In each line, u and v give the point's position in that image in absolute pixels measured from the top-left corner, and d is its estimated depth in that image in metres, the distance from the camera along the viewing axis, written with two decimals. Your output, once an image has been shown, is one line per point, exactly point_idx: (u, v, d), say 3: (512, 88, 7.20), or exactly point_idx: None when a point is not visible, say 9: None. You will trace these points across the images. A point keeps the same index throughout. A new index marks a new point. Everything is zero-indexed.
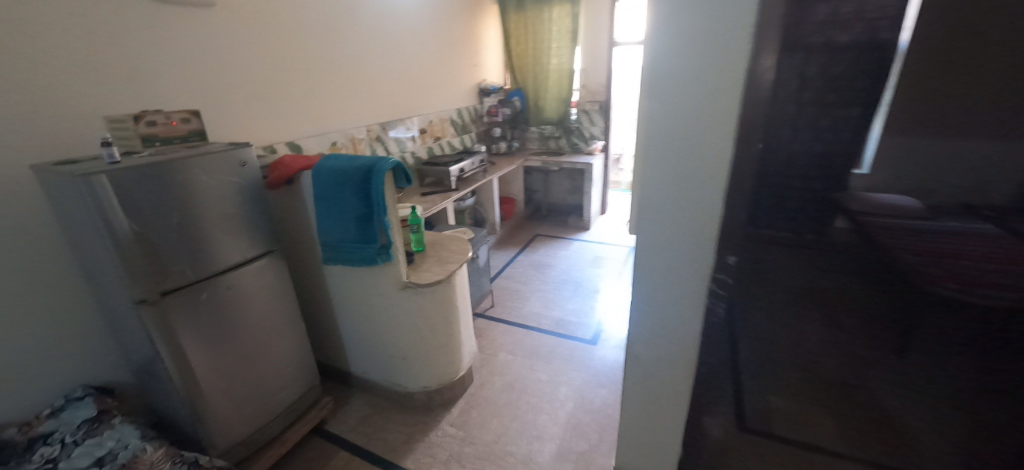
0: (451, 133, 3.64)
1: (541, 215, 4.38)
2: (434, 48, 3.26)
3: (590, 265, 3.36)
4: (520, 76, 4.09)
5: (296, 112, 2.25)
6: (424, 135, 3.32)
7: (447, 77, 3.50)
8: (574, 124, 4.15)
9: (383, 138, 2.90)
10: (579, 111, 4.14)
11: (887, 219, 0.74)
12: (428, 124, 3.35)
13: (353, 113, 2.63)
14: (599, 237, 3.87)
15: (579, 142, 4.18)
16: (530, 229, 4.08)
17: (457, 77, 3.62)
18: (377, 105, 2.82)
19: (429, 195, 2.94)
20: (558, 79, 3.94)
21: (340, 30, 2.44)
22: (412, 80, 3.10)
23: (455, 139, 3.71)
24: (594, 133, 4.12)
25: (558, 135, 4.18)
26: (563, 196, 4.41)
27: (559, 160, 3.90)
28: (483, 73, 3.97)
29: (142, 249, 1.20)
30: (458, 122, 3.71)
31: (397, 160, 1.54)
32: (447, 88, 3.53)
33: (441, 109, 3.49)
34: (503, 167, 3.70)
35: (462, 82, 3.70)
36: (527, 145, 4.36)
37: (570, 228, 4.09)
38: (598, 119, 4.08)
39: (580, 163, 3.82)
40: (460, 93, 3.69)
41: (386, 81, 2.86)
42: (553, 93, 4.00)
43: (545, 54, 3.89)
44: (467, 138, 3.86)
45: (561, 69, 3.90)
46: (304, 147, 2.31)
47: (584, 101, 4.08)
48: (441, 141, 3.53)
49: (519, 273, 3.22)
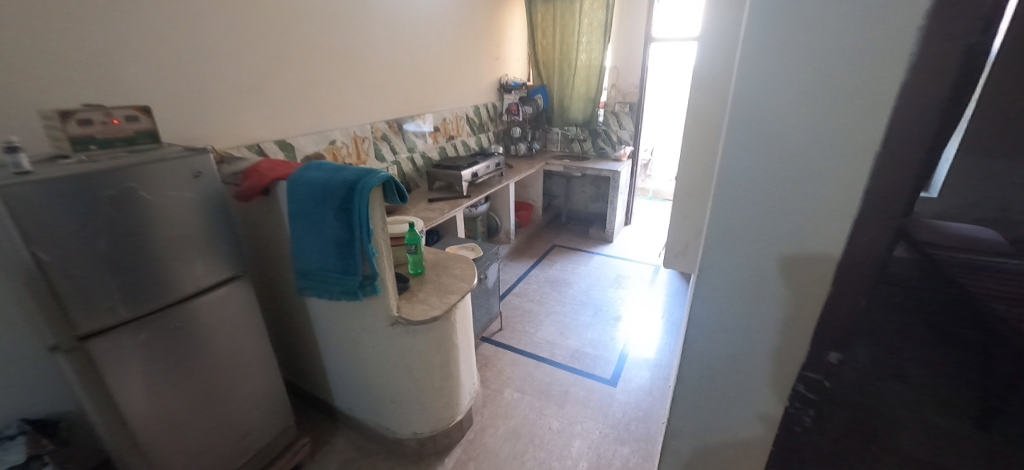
0: (467, 131, 3.35)
1: (561, 222, 4.06)
2: (452, 39, 2.97)
3: (612, 285, 3.03)
4: (545, 71, 3.75)
5: (290, 107, 2.00)
6: (437, 134, 3.04)
7: (465, 71, 3.20)
8: (601, 127, 3.80)
9: (390, 136, 2.63)
10: (608, 113, 3.78)
11: (962, 256, 0.44)
12: (442, 122, 3.07)
13: (357, 109, 2.37)
14: (623, 252, 3.53)
15: (606, 147, 3.83)
16: (548, 238, 3.77)
17: (476, 72, 3.32)
18: (386, 102, 2.55)
19: (437, 202, 2.66)
20: (586, 77, 3.60)
21: (343, 14, 2.16)
22: (425, 75, 2.81)
23: (471, 139, 3.42)
24: (623, 137, 3.76)
25: (583, 138, 3.84)
26: (585, 203, 4.08)
27: (583, 165, 3.57)
28: (504, 68, 3.65)
29: (56, 285, 0.96)
30: (475, 120, 3.42)
31: (389, 174, 1.26)
32: (465, 84, 3.23)
33: (457, 107, 3.20)
34: (522, 172, 3.38)
35: (482, 77, 3.40)
36: (549, 147, 4.04)
37: (591, 239, 3.75)
38: (628, 122, 3.72)
39: (606, 170, 3.47)
40: (479, 90, 3.40)
41: (396, 75, 2.58)
42: (580, 92, 3.66)
43: (574, 49, 3.55)
44: (484, 139, 3.57)
45: (590, 67, 3.56)
46: (297, 146, 2.06)
47: (613, 101, 3.72)
48: (455, 141, 3.24)
49: (532, 291, 2.91)
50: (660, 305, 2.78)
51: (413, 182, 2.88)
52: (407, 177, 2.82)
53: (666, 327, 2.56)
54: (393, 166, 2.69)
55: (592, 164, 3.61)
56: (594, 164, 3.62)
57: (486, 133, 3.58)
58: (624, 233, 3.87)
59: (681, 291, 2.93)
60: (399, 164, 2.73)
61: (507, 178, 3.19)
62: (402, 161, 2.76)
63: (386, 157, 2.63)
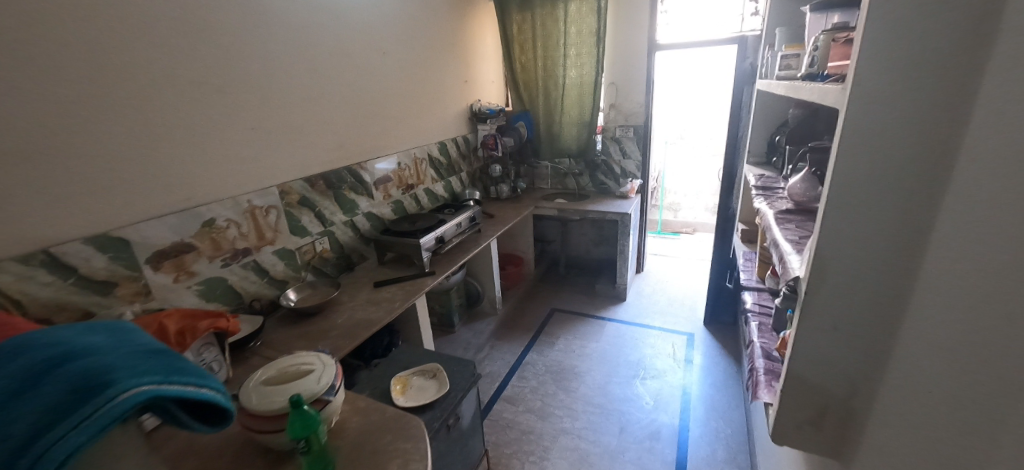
0: (431, 177, 2.59)
1: (557, 275, 3.26)
2: (401, 61, 2.25)
3: (635, 370, 2.23)
4: (527, 94, 3.04)
5: (116, 181, 1.23)
6: (389, 185, 2.26)
7: (424, 101, 2.46)
8: (600, 156, 3.05)
9: (314, 199, 1.85)
10: (605, 139, 3.02)
11: None
12: (395, 169, 2.30)
13: (253, 167, 1.59)
14: (641, 313, 2.73)
15: (607, 181, 3.09)
16: (544, 300, 2.97)
17: (439, 101, 2.59)
18: (305, 152, 1.79)
19: (387, 285, 1.87)
20: (577, 98, 2.89)
21: (211, 32, 1.41)
22: (366, 110, 2.07)
23: (438, 186, 2.66)
24: (627, 168, 3.00)
25: (578, 172, 3.11)
26: (587, 249, 3.33)
27: (582, 208, 2.81)
28: (476, 93, 2.94)
29: None
30: (441, 162, 2.66)
31: (165, 376, 0.59)
32: (426, 117, 2.49)
33: (417, 147, 2.44)
34: (506, 223, 2.61)
35: (449, 108, 2.69)
36: (538, 185, 3.29)
37: (599, 297, 2.94)
38: (632, 150, 2.95)
39: (612, 212, 2.71)
40: (445, 123, 2.66)
41: (320, 114, 1.83)
42: (573, 117, 2.95)
43: (560, 65, 2.86)
44: (454, 183, 2.81)
45: (582, 85, 2.86)
46: (136, 240, 1.28)
47: (614, 125, 2.98)
48: (416, 190, 2.47)
49: (528, 394, 2.11)
50: (707, 404, 1.98)
51: (357, 255, 2.09)
52: (346, 250, 2.02)
53: (726, 448, 1.74)
54: (324, 238, 1.91)
55: (592, 205, 2.86)
56: (596, 204, 2.87)
57: (457, 176, 2.83)
58: (638, 285, 3.09)
59: (732, 376, 2.12)
60: (332, 234, 1.95)
61: (487, 234, 2.41)
62: (337, 230, 1.97)
63: (310, 228, 1.84)
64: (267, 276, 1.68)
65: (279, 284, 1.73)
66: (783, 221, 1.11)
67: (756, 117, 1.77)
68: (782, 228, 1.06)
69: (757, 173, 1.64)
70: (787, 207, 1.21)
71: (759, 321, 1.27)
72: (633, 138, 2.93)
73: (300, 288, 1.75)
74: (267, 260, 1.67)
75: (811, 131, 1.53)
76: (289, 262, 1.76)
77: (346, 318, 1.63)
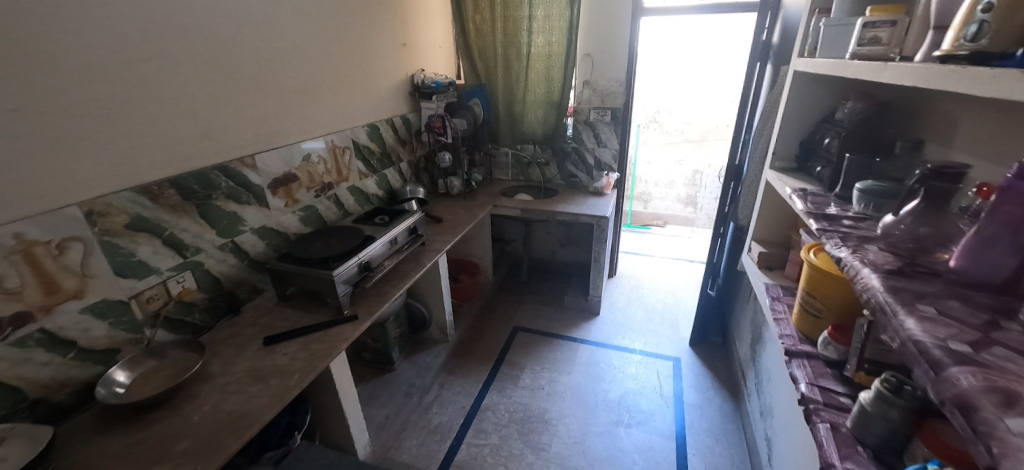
0: (358, 171, 1.97)
1: (519, 282, 2.79)
2: (304, 10, 1.58)
3: (619, 413, 1.84)
4: (482, 64, 2.44)
5: None
6: (294, 186, 1.62)
7: (345, 70, 1.81)
8: (570, 143, 2.53)
9: (163, 218, 1.20)
10: (576, 122, 2.49)
11: None
12: (303, 162, 1.65)
13: (22, 176, 0.93)
14: (617, 331, 2.34)
15: (579, 173, 2.59)
16: (504, 315, 2.49)
17: (368, 71, 1.95)
18: (136, 146, 1.13)
19: (286, 340, 1.29)
20: (545, 71, 2.35)
21: None
22: (251, 81, 1.42)
23: (369, 181, 2.05)
24: (602, 158, 2.51)
25: (544, 162, 2.60)
26: (552, 250, 2.88)
27: (550, 209, 2.30)
28: (417, 60, 2.31)
29: None
30: (372, 149, 2.04)
31: None
32: (349, 91, 1.85)
33: (337, 132, 1.81)
34: (460, 229, 2.05)
35: (382, 80, 2.06)
36: (496, 175, 2.75)
37: (568, 311, 2.51)
38: (608, 136, 2.46)
39: (587, 215, 2.22)
40: (376, 99, 2.03)
41: (162, 87, 1.17)
42: (540, 94, 2.41)
43: (525, 29, 2.29)
44: (391, 176, 2.20)
45: (551, 56, 2.31)
46: None
47: (588, 106, 2.44)
48: (337, 190, 1.85)
49: (488, 458, 1.66)
50: (705, 460, 1.63)
51: (245, 289, 1.48)
52: (227, 285, 1.41)
53: None
54: (185, 274, 1.28)
55: (562, 203, 2.37)
56: (567, 202, 2.39)
57: (394, 167, 2.22)
58: (610, 293, 2.69)
59: (730, 418, 1.80)
60: (200, 266, 1.32)
61: (434, 247, 1.86)
62: (208, 259, 1.34)
63: (156, 262, 1.20)
64: (74, 348, 1.05)
65: (101, 356, 1.11)
66: (910, 298, 0.69)
67: (787, 110, 1.34)
68: (922, 319, 0.63)
69: (794, 187, 1.22)
70: (889, 263, 0.80)
71: (830, 424, 0.89)
72: (611, 122, 2.42)
73: (140, 359, 1.14)
74: (71, 325, 1.04)
75: (873, 133, 1.12)
76: (119, 320, 1.13)
77: (209, 411, 1.05)
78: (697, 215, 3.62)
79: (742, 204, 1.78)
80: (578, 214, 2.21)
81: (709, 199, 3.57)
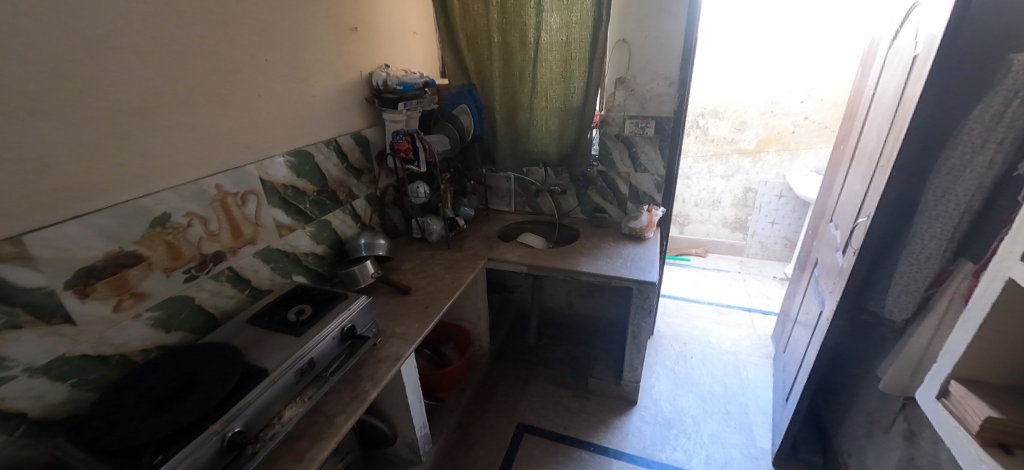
0: (278, 224, 1.28)
1: (525, 349, 2.08)
2: None
3: None
4: (471, 56, 1.73)
5: None
6: (133, 274, 0.94)
7: (245, 70, 1.12)
8: (596, 166, 1.82)
9: None
10: (604, 138, 1.77)
11: None
12: (151, 230, 0.96)
13: None
14: (665, 439, 1.63)
15: (607, 206, 1.88)
16: (505, 404, 1.80)
17: (288, 70, 1.25)
18: None
19: None
20: (561, 67, 1.63)
21: None
22: (11, 98, 0.73)
23: (299, 237, 1.35)
24: (641, 187, 1.79)
25: (560, 189, 1.90)
26: (568, 301, 2.19)
27: (570, 265, 1.58)
28: (378, 53, 1.61)
29: None
30: (301, 188, 1.33)
31: None
32: (255, 103, 1.16)
33: (234, 170, 1.12)
34: (435, 306, 1.35)
35: (320, 83, 1.37)
36: (494, 206, 2.06)
37: (592, 400, 1.81)
38: (650, 157, 1.73)
39: (627, 278, 1.51)
40: (308, 114, 1.34)
41: None
42: (555, 100, 1.70)
43: (532, 4, 1.57)
44: (338, 223, 1.51)
45: (570, 43, 1.59)
46: None
47: (621, 114, 1.70)
48: (237, 261, 1.17)
49: None
50: None
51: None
52: None
53: None
54: None
55: (587, 255, 1.65)
56: (595, 252, 1.67)
57: (343, 208, 1.52)
58: (648, 367, 1.97)
59: None
60: None
61: (387, 351, 1.16)
62: None
63: None
64: None
65: None
66: None
67: None
68: None
69: None
70: None
71: None
72: (655, 138, 1.70)
73: None
74: None
75: None
76: None
77: None
78: (747, 243, 2.88)
79: (900, 290, 1.06)
80: (615, 276, 1.49)
81: (762, 224, 2.80)
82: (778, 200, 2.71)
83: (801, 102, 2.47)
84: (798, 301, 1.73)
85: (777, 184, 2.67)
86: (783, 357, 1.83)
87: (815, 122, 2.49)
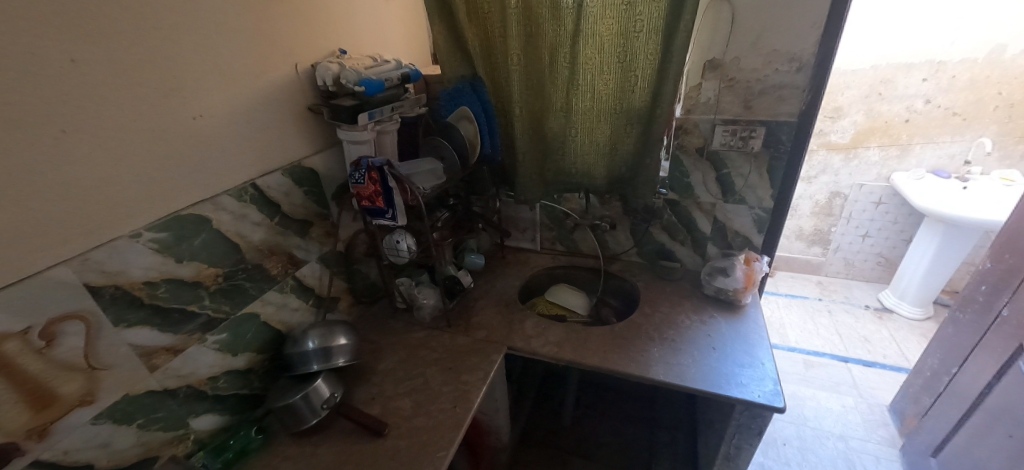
0: (144, 350, 0.73)
1: (557, 430, 1.56)
2: None
3: None
4: (473, 32, 1.12)
5: None
6: None
7: (21, 84, 0.54)
8: (664, 193, 1.22)
9: None
10: (680, 153, 1.16)
11: None
12: None
13: None
14: None
15: (678, 249, 1.30)
16: None
17: (135, 75, 0.66)
18: None
19: None
20: (618, 45, 1.02)
21: None
22: None
23: (192, 358, 0.80)
24: (732, 225, 1.21)
25: (608, 224, 1.32)
26: None
27: (636, 360, 1.01)
28: (326, 32, 1.01)
29: None
30: (184, 280, 0.77)
31: None
32: (58, 150, 0.58)
33: (7, 289, 0.55)
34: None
35: (212, 93, 0.78)
36: (512, 243, 1.49)
37: None
38: (753, 182, 1.13)
39: (738, 401, 0.91)
40: (196, 150, 0.76)
41: None
42: (608, 99, 1.10)
43: None
44: (268, 314, 0.95)
45: (635, 4, 0.97)
46: None
47: (709, 118, 1.09)
48: (55, 443, 0.63)
49: None
50: None
51: None
52: None
53: None
54: None
55: (662, 344, 1.05)
56: (672, 336, 1.07)
57: (278, 287, 0.97)
58: None
59: None
60: None
61: None
62: None
63: None
64: None
65: None
66: None
67: None
68: None
69: None
70: None
71: None
72: (764, 154, 1.08)
73: None
74: None
75: None
76: None
77: None
78: (828, 260, 2.30)
79: None
80: (724, 399, 0.88)
81: (850, 237, 2.20)
82: (875, 207, 2.10)
83: (923, 79, 1.81)
84: (970, 391, 1.16)
85: (876, 188, 2.05)
86: (933, 461, 1.27)
87: (941, 106, 1.83)
